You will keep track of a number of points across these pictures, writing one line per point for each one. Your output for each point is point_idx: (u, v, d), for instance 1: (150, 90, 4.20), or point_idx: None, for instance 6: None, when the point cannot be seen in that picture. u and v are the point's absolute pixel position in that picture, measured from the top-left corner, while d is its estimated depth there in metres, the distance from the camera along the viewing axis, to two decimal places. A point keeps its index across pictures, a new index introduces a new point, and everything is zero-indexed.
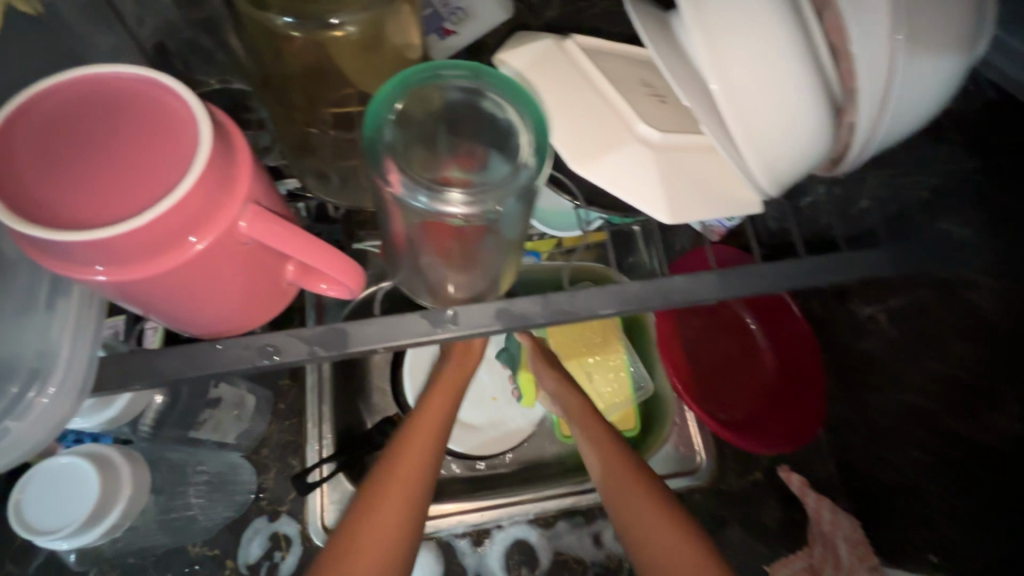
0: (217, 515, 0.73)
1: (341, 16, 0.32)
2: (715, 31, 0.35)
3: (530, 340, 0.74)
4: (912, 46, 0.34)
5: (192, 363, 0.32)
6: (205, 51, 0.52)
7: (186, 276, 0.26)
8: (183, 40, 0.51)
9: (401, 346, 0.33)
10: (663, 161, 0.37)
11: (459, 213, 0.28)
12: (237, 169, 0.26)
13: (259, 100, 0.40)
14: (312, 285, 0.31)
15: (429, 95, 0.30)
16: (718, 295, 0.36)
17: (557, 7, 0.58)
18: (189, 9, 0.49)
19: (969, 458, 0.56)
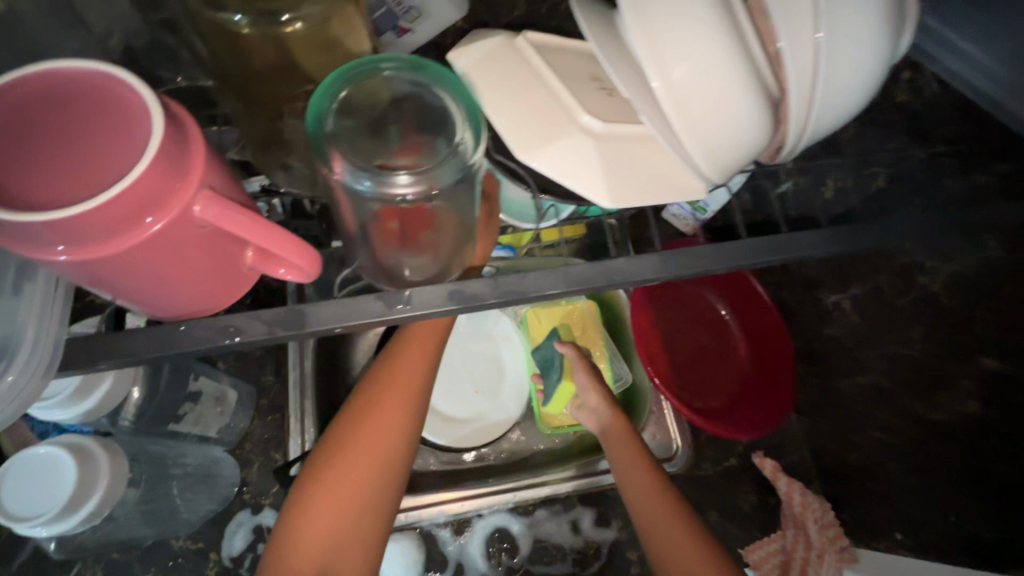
0: (200, 508, 0.74)
1: (290, 12, 0.34)
2: (651, 24, 0.37)
3: (575, 351, 0.79)
4: (834, 42, 0.37)
5: (157, 343, 0.34)
6: (170, 50, 0.53)
7: (146, 257, 0.28)
8: (150, 40, 0.52)
9: (357, 326, 0.35)
10: (605, 150, 0.39)
11: (401, 194, 0.30)
12: (191, 155, 0.28)
13: (221, 96, 0.41)
14: (271, 270, 0.33)
15: (374, 87, 0.32)
16: (660, 275, 0.39)
17: (521, 7, 0.61)
18: (156, 12, 0.50)
19: (930, 437, 0.59)
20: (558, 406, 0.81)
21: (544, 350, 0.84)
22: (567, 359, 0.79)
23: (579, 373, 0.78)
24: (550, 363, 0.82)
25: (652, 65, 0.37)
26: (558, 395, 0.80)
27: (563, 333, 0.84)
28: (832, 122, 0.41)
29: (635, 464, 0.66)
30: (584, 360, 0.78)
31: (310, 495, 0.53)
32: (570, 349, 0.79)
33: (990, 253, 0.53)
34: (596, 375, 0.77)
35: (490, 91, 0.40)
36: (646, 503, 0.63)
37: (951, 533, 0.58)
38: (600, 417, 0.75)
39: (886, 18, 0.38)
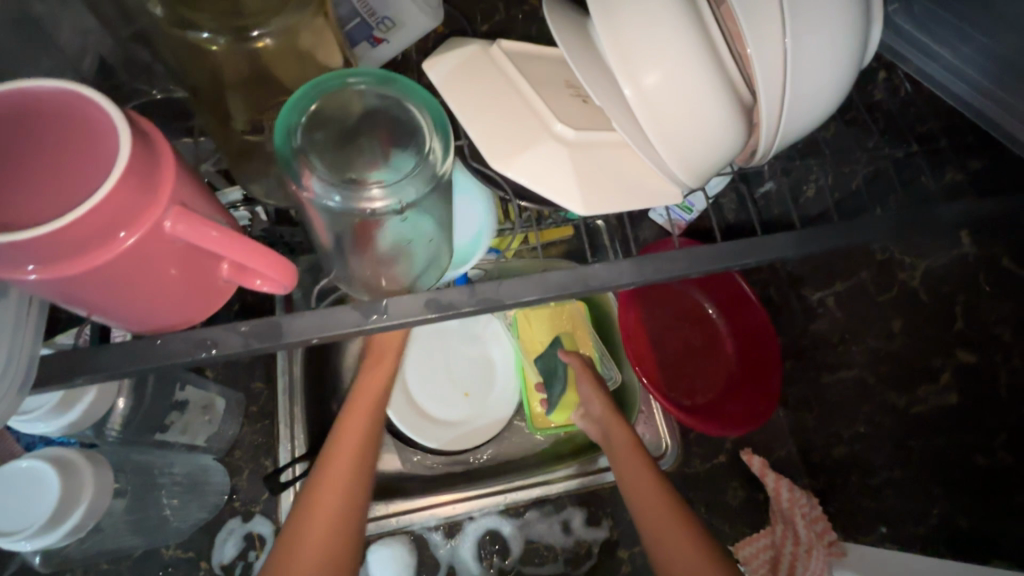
0: (190, 516, 0.74)
1: (260, 29, 0.34)
2: (621, 31, 0.37)
3: (580, 361, 0.80)
4: (802, 47, 0.37)
5: (134, 358, 0.34)
6: (143, 64, 0.53)
7: (118, 274, 0.28)
8: (123, 53, 0.52)
9: (333, 337, 0.35)
10: (577, 158, 0.40)
11: (372, 208, 0.30)
12: (161, 168, 0.28)
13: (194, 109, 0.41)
14: (248, 281, 0.33)
15: (343, 99, 0.32)
16: (634, 280, 0.40)
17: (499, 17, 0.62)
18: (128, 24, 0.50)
19: (910, 431, 0.60)
20: (561, 417, 0.80)
21: (547, 358, 0.82)
22: (572, 369, 0.80)
23: (583, 384, 0.79)
24: (552, 373, 0.81)
25: (624, 73, 0.37)
26: (562, 406, 0.80)
27: (566, 343, 0.83)
28: (802, 126, 0.41)
29: (637, 470, 0.66)
30: (588, 370, 0.79)
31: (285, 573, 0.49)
32: (575, 360, 0.80)
33: (964, 249, 0.54)
34: (601, 385, 0.78)
35: (467, 104, 0.42)
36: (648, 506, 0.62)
37: (934, 524, 0.59)
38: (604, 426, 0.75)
39: (853, 25, 0.39)
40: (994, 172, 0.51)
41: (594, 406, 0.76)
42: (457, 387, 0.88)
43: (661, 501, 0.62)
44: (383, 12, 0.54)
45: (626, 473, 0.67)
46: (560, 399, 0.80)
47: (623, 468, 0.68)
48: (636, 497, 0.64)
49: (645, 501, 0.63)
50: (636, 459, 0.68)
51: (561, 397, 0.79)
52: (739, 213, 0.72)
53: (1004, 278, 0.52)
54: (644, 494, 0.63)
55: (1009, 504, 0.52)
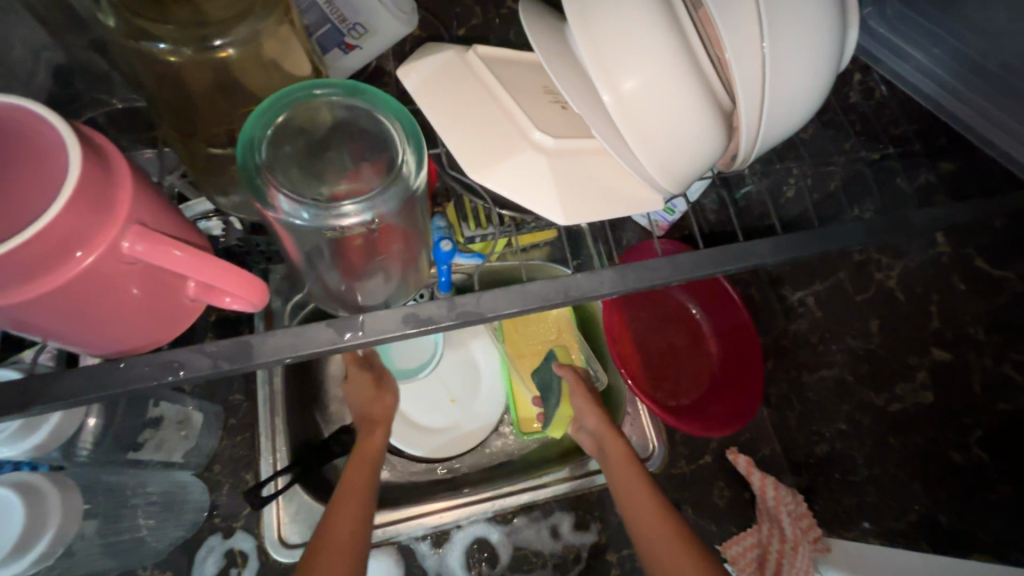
0: (168, 535, 0.72)
1: (222, 38, 0.33)
2: (598, 35, 0.36)
3: (574, 375, 0.78)
4: (779, 52, 0.37)
5: (93, 384, 0.32)
6: (103, 73, 0.51)
7: (73, 299, 0.27)
8: (79, 62, 0.50)
9: (307, 356, 0.34)
10: (556, 166, 0.40)
11: (345, 224, 0.29)
12: (117, 185, 0.27)
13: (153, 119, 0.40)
14: (216, 299, 0.32)
15: (311, 109, 0.31)
16: (616, 289, 0.39)
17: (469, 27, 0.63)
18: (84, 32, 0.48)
19: (890, 428, 0.61)
20: (558, 431, 0.78)
21: (544, 372, 0.81)
22: (567, 384, 0.79)
23: (576, 398, 0.77)
24: (548, 387, 0.80)
25: (601, 80, 0.37)
26: (558, 419, 0.78)
27: (559, 355, 0.81)
28: (782, 130, 0.41)
29: (638, 493, 0.65)
30: (582, 385, 0.78)
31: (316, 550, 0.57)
32: (569, 374, 0.79)
33: (938, 249, 0.54)
34: (595, 398, 0.77)
35: (443, 110, 0.41)
36: (649, 534, 0.62)
37: (913, 520, 0.59)
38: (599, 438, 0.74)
39: (830, 29, 0.39)
40: (966, 174, 0.51)
41: (588, 421, 0.75)
42: (443, 394, 0.88)
43: (662, 529, 0.62)
44: (355, 19, 0.52)
45: (627, 496, 0.66)
46: (557, 412, 0.78)
47: (622, 489, 0.67)
48: (636, 521, 0.64)
49: (640, 517, 0.64)
50: (637, 479, 0.67)
51: (557, 411, 0.77)
52: (719, 214, 0.73)
53: (977, 278, 0.52)
54: (647, 519, 0.63)
55: (983, 500, 0.53)
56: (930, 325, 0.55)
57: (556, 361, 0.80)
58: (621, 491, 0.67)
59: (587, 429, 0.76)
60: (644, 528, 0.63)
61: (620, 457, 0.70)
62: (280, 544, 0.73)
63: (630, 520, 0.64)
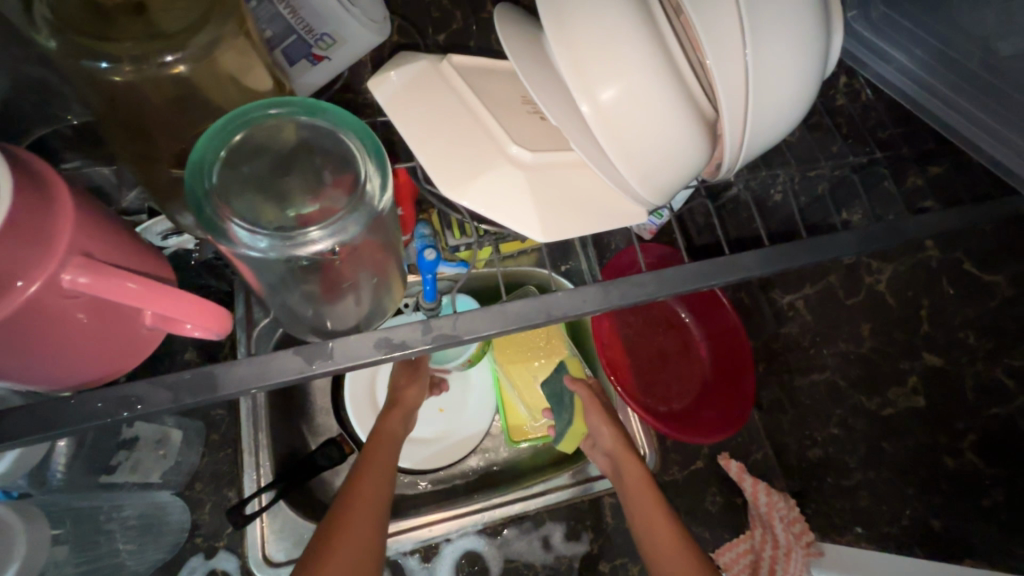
0: (148, 558, 0.70)
1: (175, 53, 0.31)
2: (574, 42, 0.35)
3: (587, 391, 0.77)
4: (761, 61, 0.36)
5: (42, 423, 0.30)
6: (53, 88, 0.48)
7: (10, 336, 0.25)
8: (25, 77, 0.47)
9: (276, 385, 0.33)
10: (534, 181, 0.38)
11: (310, 251, 0.27)
12: (54, 214, 0.25)
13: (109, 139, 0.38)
14: (174, 326, 0.30)
15: (270, 128, 0.29)
16: (600, 306, 0.38)
17: (445, 32, 0.62)
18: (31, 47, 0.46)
19: (879, 433, 0.60)
20: (570, 445, 0.77)
21: (552, 384, 0.79)
22: (580, 400, 0.77)
23: (591, 415, 0.75)
24: (559, 401, 0.78)
25: (579, 90, 0.35)
26: (569, 436, 0.77)
27: (570, 368, 0.80)
28: (768, 138, 0.40)
29: (650, 515, 0.65)
30: (595, 401, 0.76)
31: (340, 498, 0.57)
32: (583, 390, 0.77)
33: (927, 253, 0.53)
34: (608, 413, 0.75)
35: (417, 122, 0.39)
36: (659, 556, 0.61)
37: (906, 524, 0.58)
38: (614, 459, 0.72)
39: (815, 36, 0.38)
40: (954, 176, 0.51)
41: (603, 437, 0.74)
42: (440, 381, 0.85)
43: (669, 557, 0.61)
44: (322, 28, 0.51)
45: (642, 517, 0.65)
46: (568, 429, 0.77)
47: (639, 510, 0.66)
48: (650, 542, 0.63)
49: (651, 531, 0.64)
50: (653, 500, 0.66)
51: (568, 428, 0.77)
52: (705, 218, 0.71)
53: (968, 283, 0.51)
54: (659, 541, 0.62)
55: (974, 505, 0.52)
56: (920, 331, 0.55)
57: (569, 375, 0.78)
58: (637, 512, 0.66)
59: (601, 447, 0.75)
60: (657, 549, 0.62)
61: (637, 475, 0.69)
62: (265, 562, 0.70)
63: (643, 538, 0.64)
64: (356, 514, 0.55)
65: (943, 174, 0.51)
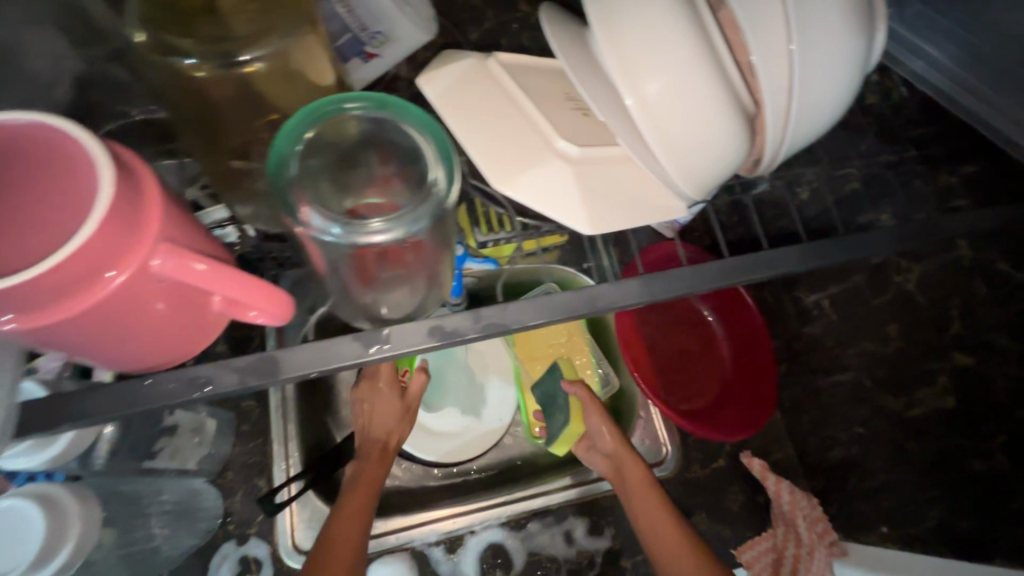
0: (182, 543, 0.71)
1: (250, 52, 0.33)
2: (622, 42, 0.36)
3: (585, 391, 0.74)
4: (807, 57, 0.37)
5: (121, 401, 0.32)
6: (120, 84, 0.50)
7: (101, 320, 0.27)
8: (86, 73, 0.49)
9: (335, 369, 0.34)
10: (581, 175, 0.39)
11: (373, 240, 0.28)
12: (145, 206, 0.26)
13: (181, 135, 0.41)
14: (241, 313, 0.31)
15: (340, 121, 0.31)
16: (643, 298, 0.39)
17: (479, 31, 0.63)
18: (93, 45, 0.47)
19: (904, 435, 0.59)
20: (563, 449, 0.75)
21: (547, 385, 0.77)
22: (578, 401, 0.75)
23: (590, 416, 0.74)
24: (555, 403, 0.76)
25: (626, 85, 0.36)
26: (563, 437, 0.74)
27: (562, 370, 0.76)
28: (808, 134, 0.41)
29: (659, 528, 0.65)
30: (594, 401, 0.74)
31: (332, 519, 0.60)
32: (580, 391, 0.74)
33: (960, 253, 0.55)
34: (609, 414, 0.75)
35: (462, 118, 0.40)
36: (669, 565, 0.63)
37: (931, 527, 0.57)
38: (617, 460, 0.73)
39: (859, 33, 0.38)
40: (989, 175, 0.50)
41: (603, 438, 0.74)
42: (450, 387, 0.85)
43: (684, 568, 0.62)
44: (376, 26, 0.54)
45: (648, 535, 0.66)
46: (562, 430, 0.75)
47: (645, 526, 0.66)
48: (658, 555, 0.64)
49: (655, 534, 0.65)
50: (659, 512, 0.66)
51: (562, 430, 0.74)
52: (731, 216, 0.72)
53: (1000, 282, 0.53)
54: (666, 558, 0.63)
55: (1003, 510, 0.52)
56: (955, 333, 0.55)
57: (565, 378, 0.75)
58: (644, 528, 0.66)
59: (601, 448, 0.75)
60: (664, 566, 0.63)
61: (641, 487, 0.69)
62: (296, 551, 0.73)
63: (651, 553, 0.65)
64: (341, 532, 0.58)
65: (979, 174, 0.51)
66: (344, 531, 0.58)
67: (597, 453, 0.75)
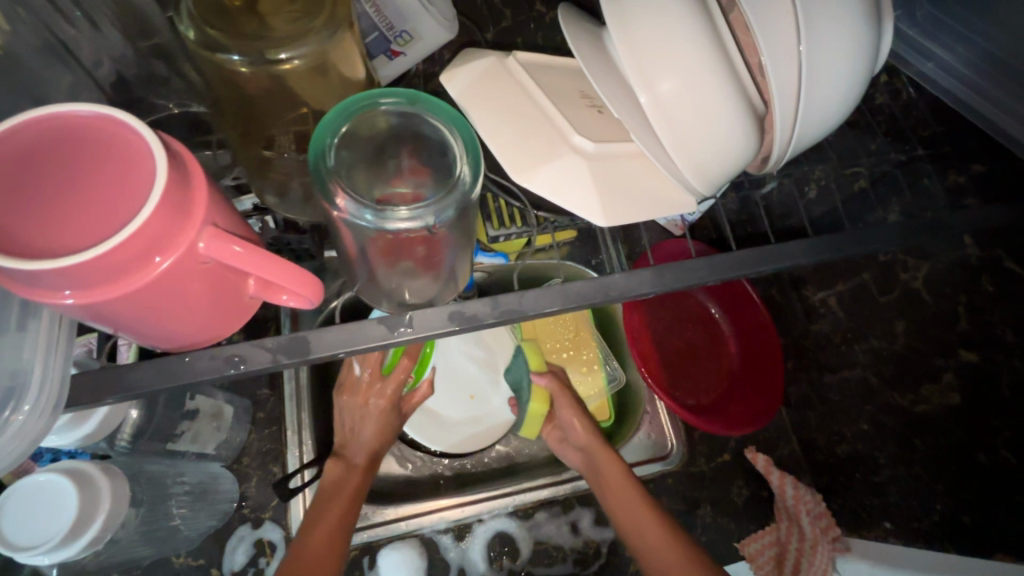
0: (200, 524, 0.73)
1: (288, 52, 0.35)
2: (639, 44, 0.37)
3: (555, 382, 0.79)
4: (817, 58, 0.38)
5: (162, 377, 0.34)
6: (160, 77, 0.52)
7: (148, 299, 0.29)
8: None
9: (361, 350, 0.36)
10: (597, 170, 0.41)
11: (402, 226, 0.30)
12: (192, 196, 0.28)
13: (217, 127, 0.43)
14: (274, 296, 0.33)
15: (374, 116, 0.33)
16: (654, 289, 0.40)
17: (497, 29, 0.64)
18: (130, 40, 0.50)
19: (908, 429, 0.61)
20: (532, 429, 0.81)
21: (516, 371, 0.83)
22: (545, 389, 0.79)
23: (563, 409, 0.78)
24: (520, 386, 0.82)
25: (641, 83, 0.38)
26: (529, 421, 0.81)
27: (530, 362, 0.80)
28: (816, 134, 0.42)
29: (639, 520, 0.66)
30: (564, 390, 0.78)
31: (307, 530, 0.62)
32: (548, 381, 0.79)
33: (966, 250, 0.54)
34: (577, 404, 0.78)
35: (484, 115, 0.42)
36: (659, 554, 0.63)
37: (935, 519, 0.58)
38: (590, 456, 0.74)
39: (867, 36, 0.40)
40: (996, 176, 0.51)
41: (576, 433, 0.76)
42: (459, 377, 0.85)
43: (676, 555, 0.63)
44: (401, 26, 0.55)
45: (632, 528, 0.66)
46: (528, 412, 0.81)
47: (624, 520, 0.67)
48: (641, 546, 0.65)
49: (634, 531, 0.66)
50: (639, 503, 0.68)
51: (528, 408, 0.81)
52: (741, 214, 0.73)
53: (1006, 279, 0.52)
54: (653, 550, 0.64)
55: (1008, 502, 0.53)
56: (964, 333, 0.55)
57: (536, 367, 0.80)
58: (625, 521, 0.67)
59: (573, 442, 0.77)
60: (649, 558, 0.63)
61: (618, 480, 0.70)
62: None
63: (632, 548, 0.65)
64: (313, 544, 0.60)
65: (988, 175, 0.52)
66: (317, 544, 0.60)
67: (569, 448, 0.78)
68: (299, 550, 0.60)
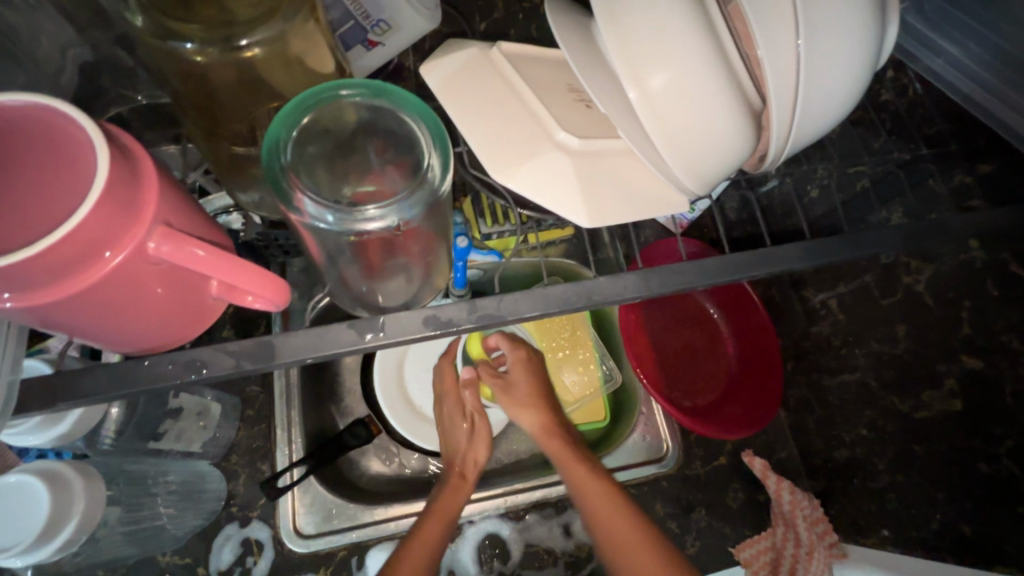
0: (186, 523, 0.71)
1: (249, 37, 0.34)
2: (625, 31, 0.35)
3: (486, 369, 0.75)
4: (815, 52, 0.36)
5: (119, 381, 0.33)
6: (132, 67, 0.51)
7: (97, 300, 0.27)
8: (99, 58, 0.50)
9: (329, 356, 0.35)
10: (581, 167, 0.39)
11: (366, 227, 0.29)
12: (143, 191, 0.27)
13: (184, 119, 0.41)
14: (238, 298, 0.31)
15: (338, 107, 0.31)
16: (640, 293, 0.38)
17: (488, 20, 0.63)
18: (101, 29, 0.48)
19: (908, 436, 0.58)
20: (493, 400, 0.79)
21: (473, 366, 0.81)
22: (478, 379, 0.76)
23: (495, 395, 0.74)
24: None
25: (629, 77, 0.36)
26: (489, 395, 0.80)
27: (473, 350, 0.79)
28: (815, 132, 0.40)
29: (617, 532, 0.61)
30: (492, 378, 0.75)
31: (409, 540, 0.63)
32: (484, 370, 0.76)
33: (972, 253, 0.51)
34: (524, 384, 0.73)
35: (466, 108, 0.40)
36: (634, 568, 0.58)
37: (935, 529, 0.56)
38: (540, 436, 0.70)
39: (869, 28, 0.37)
40: (1003, 175, 0.49)
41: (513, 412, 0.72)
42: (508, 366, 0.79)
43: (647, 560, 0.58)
44: (378, 15, 0.54)
45: (603, 530, 0.61)
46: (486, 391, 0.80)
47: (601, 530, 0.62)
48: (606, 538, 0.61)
49: (603, 525, 0.62)
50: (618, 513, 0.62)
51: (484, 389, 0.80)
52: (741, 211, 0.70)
53: (1014, 284, 0.49)
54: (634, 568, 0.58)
55: (1010, 513, 0.51)
56: (972, 343, 0.52)
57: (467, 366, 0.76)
58: (597, 523, 0.62)
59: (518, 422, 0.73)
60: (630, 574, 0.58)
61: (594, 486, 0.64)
62: (296, 535, 0.72)
63: (607, 550, 0.61)
64: (411, 556, 0.61)
65: (1003, 177, 0.49)
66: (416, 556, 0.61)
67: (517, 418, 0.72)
68: (398, 562, 0.61)
